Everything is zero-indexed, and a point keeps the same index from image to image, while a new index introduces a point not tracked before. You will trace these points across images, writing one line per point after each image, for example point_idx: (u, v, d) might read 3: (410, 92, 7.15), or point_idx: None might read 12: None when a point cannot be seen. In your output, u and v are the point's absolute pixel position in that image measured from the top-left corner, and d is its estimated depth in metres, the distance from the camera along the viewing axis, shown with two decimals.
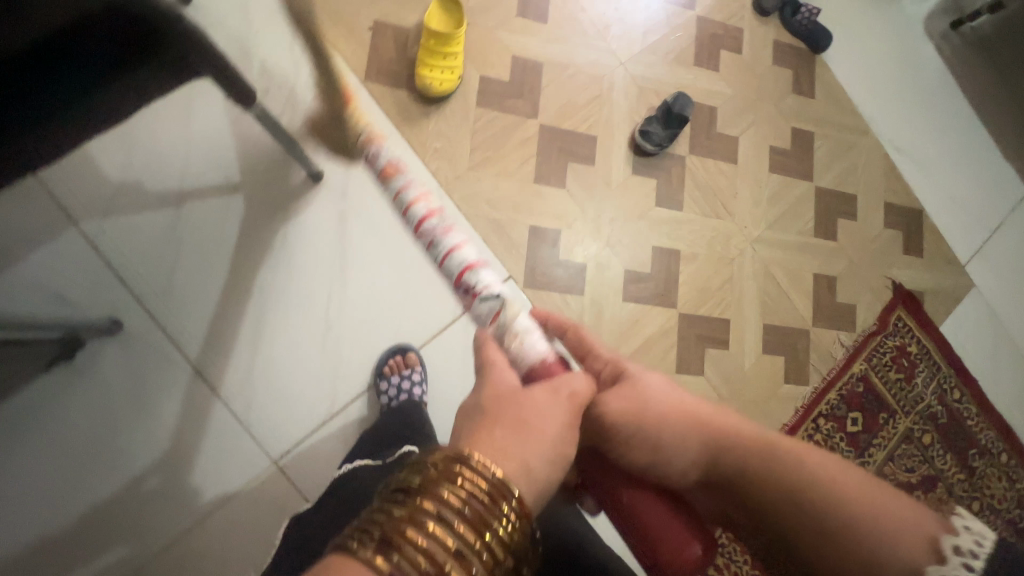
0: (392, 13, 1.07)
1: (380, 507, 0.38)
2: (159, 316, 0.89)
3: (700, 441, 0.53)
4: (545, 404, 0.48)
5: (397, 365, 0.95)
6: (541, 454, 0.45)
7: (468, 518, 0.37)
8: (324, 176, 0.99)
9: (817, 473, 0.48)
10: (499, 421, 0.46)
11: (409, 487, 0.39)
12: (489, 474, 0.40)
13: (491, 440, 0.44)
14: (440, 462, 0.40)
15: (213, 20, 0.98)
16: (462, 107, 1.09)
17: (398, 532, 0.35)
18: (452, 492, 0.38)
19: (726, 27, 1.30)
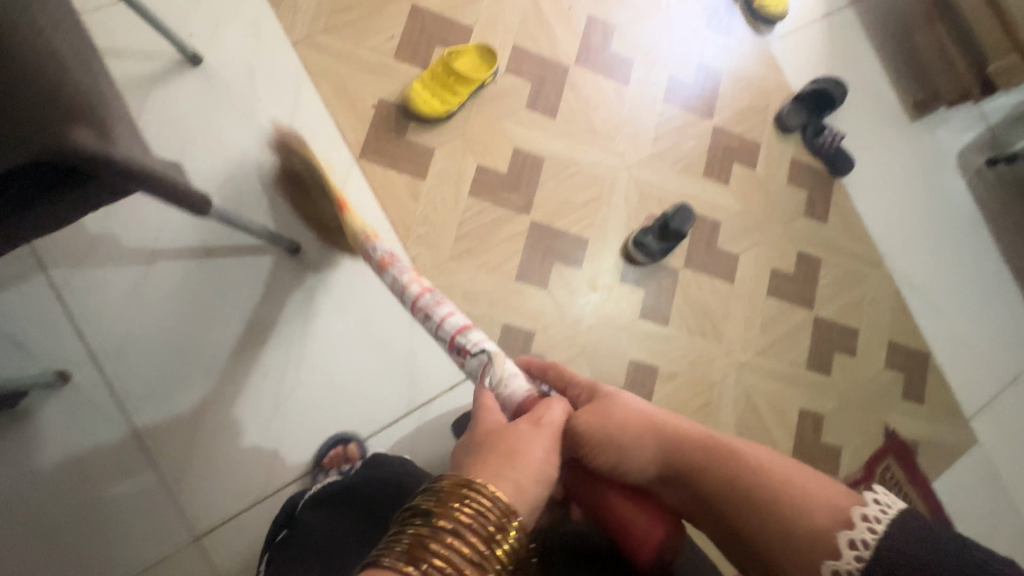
0: (398, 92, 1.07)
1: (400, 527, 0.42)
2: (108, 372, 0.89)
3: (655, 442, 0.56)
4: (524, 433, 0.52)
5: (336, 457, 0.93)
6: (534, 476, 0.49)
7: (482, 532, 0.42)
8: (300, 250, 0.99)
9: (757, 466, 0.51)
10: (492, 451, 0.50)
11: (425, 508, 0.43)
12: (494, 495, 0.45)
13: (484, 466, 0.48)
14: (450, 482, 0.45)
15: (218, 82, 0.98)
16: (453, 194, 1.07)
17: (424, 548, 0.39)
18: (463, 510, 0.43)
19: (742, 141, 1.26)
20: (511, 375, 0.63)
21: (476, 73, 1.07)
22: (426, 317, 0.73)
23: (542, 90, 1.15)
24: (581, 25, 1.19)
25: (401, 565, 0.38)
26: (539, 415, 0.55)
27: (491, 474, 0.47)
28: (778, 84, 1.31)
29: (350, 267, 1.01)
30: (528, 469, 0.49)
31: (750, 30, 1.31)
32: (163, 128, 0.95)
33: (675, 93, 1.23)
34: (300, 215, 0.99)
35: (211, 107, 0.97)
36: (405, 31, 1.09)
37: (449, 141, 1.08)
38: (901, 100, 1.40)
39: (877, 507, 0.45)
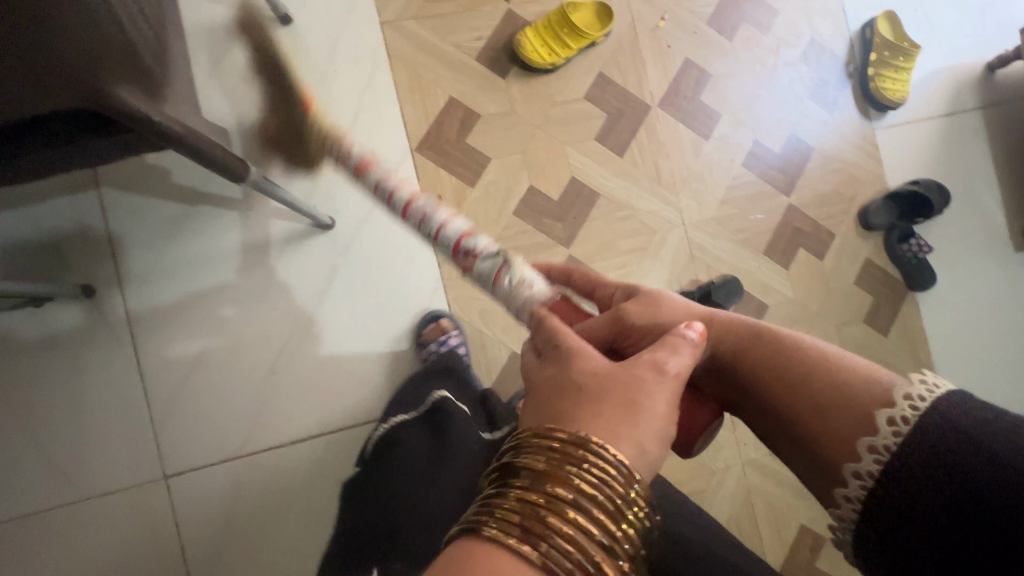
0: (470, 94, 1.04)
1: (503, 492, 0.39)
2: (128, 298, 0.92)
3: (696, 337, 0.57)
4: (651, 381, 0.45)
5: (435, 330, 0.97)
6: (654, 434, 0.43)
7: (603, 503, 0.39)
8: (335, 227, 0.99)
9: (806, 358, 0.51)
10: (607, 399, 0.44)
11: (532, 471, 0.40)
12: (616, 462, 0.40)
13: (599, 417, 0.42)
14: (564, 437, 0.41)
15: (301, 46, 0.99)
16: (498, 208, 1.04)
17: (534, 518, 0.37)
18: (580, 477, 0.39)
19: (816, 227, 1.17)
20: (532, 280, 0.64)
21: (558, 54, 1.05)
22: (425, 220, 0.72)
23: (617, 124, 1.10)
24: (676, 67, 1.13)
25: (514, 540, 0.35)
26: (664, 360, 0.46)
27: (606, 430, 0.42)
28: (873, 176, 1.20)
29: (377, 256, 1.00)
30: (654, 422, 0.43)
31: (857, 111, 1.20)
32: (239, 79, 0.97)
33: (757, 159, 1.15)
34: (343, 192, 0.99)
35: (289, 68, 0.99)
36: (494, 34, 1.06)
37: (508, 155, 1.05)
38: (1010, 225, 1.25)
39: (922, 385, 0.44)
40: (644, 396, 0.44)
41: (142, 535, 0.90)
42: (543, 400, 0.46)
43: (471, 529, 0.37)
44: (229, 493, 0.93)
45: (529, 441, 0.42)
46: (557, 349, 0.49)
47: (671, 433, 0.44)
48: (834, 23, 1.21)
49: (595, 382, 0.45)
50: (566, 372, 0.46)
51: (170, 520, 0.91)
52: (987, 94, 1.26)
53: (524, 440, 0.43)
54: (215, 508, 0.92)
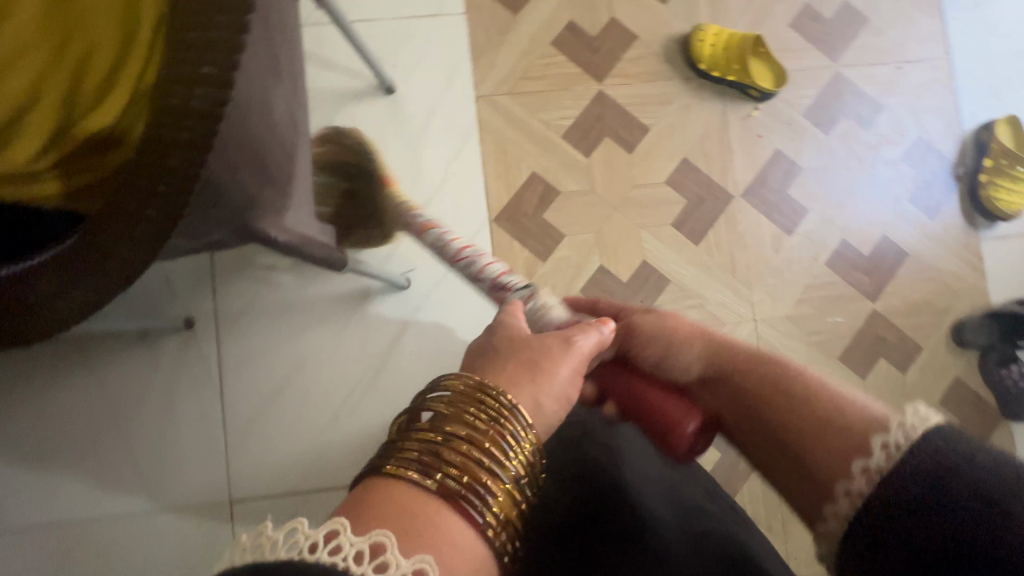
0: (552, 171, 1.07)
1: (407, 435, 0.42)
2: (221, 334, 1.02)
3: (703, 345, 0.59)
4: (555, 347, 0.51)
5: None
6: (554, 397, 0.48)
7: (495, 437, 0.42)
8: (409, 286, 1.04)
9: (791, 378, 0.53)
10: (513, 359, 0.49)
11: (438, 414, 0.43)
12: (503, 401, 0.44)
13: (499, 371, 0.48)
14: (470, 385, 0.45)
15: (400, 114, 1.06)
16: (566, 284, 1.05)
17: (440, 456, 0.40)
18: (474, 415, 0.43)
19: (901, 337, 1.10)
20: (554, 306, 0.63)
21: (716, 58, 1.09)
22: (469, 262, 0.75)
23: (696, 212, 1.09)
24: (764, 158, 1.10)
25: (412, 472, 0.39)
26: (571, 336, 0.52)
27: (506, 381, 0.47)
28: (972, 289, 1.11)
29: (444, 320, 1.04)
30: (553, 387, 0.49)
31: (962, 218, 1.12)
32: None
33: (842, 259, 1.10)
34: (421, 255, 1.04)
35: (387, 134, 1.06)
36: (583, 113, 1.08)
37: (583, 233, 1.07)
38: None
39: (914, 417, 0.42)
40: (554, 369, 0.49)
41: (203, 553, 0.98)
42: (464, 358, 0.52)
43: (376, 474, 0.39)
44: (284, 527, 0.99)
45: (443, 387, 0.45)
46: (494, 325, 0.54)
47: (571, 396, 0.50)
48: (945, 122, 1.14)
49: (514, 344, 0.50)
50: (492, 340, 0.52)
51: (228, 542, 0.98)
52: None
53: (431, 389, 0.46)
54: None
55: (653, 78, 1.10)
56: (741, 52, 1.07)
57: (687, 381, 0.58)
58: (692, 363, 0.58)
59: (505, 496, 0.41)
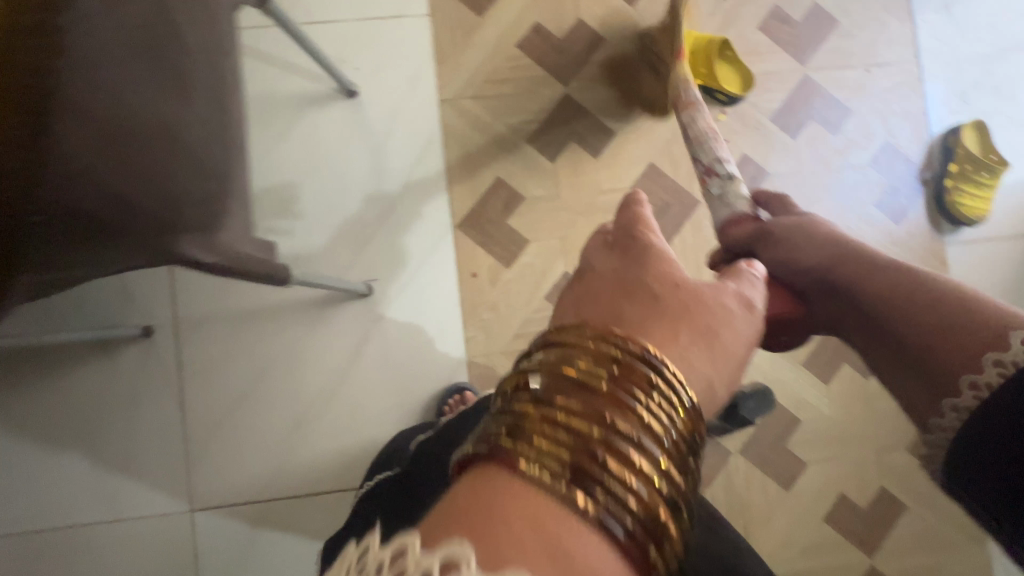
0: (517, 176, 1.06)
1: (530, 414, 0.29)
2: (180, 343, 1.00)
3: (828, 254, 0.65)
4: (738, 320, 0.36)
5: (455, 405, 0.98)
6: (728, 380, 0.35)
7: (660, 435, 0.29)
8: (373, 294, 1.03)
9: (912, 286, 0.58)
10: (684, 321, 0.34)
11: (569, 384, 0.30)
12: (681, 388, 0.31)
13: (663, 336, 0.33)
14: (625, 350, 0.30)
15: (361, 118, 1.04)
16: (531, 290, 1.05)
17: (589, 454, 0.27)
18: (643, 401, 0.29)
19: None
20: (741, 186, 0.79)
21: (685, 56, 1.07)
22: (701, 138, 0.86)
23: (662, 218, 1.08)
24: (731, 163, 1.10)
25: (553, 476, 0.25)
26: (748, 296, 0.38)
27: (678, 355, 0.33)
28: None
29: (407, 328, 1.03)
30: (727, 375, 0.35)
31: (927, 223, 1.13)
32: (302, 147, 1.03)
33: None
34: (384, 263, 1.03)
35: (349, 139, 1.04)
36: (548, 118, 1.07)
37: (548, 239, 1.06)
38: None
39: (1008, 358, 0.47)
40: (730, 344, 0.35)
41: (165, 562, 0.97)
42: (597, 295, 0.36)
43: (490, 464, 0.27)
44: (245, 538, 0.99)
45: (570, 349, 0.31)
46: (627, 249, 0.39)
47: (739, 392, 0.36)
48: (914, 126, 1.14)
49: (677, 295, 0.35)
50: (623, 279, 0.36)
51: (189, 551, 0.98)
52: None
53: (545, 345, 0.32)
54: (229, 547, 0.98)
55: (620, 81, 1.09)
56: (709, 55, 1.07)
57: (804, 286, 0.66)
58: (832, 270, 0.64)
59: (675, 535, 0.28)
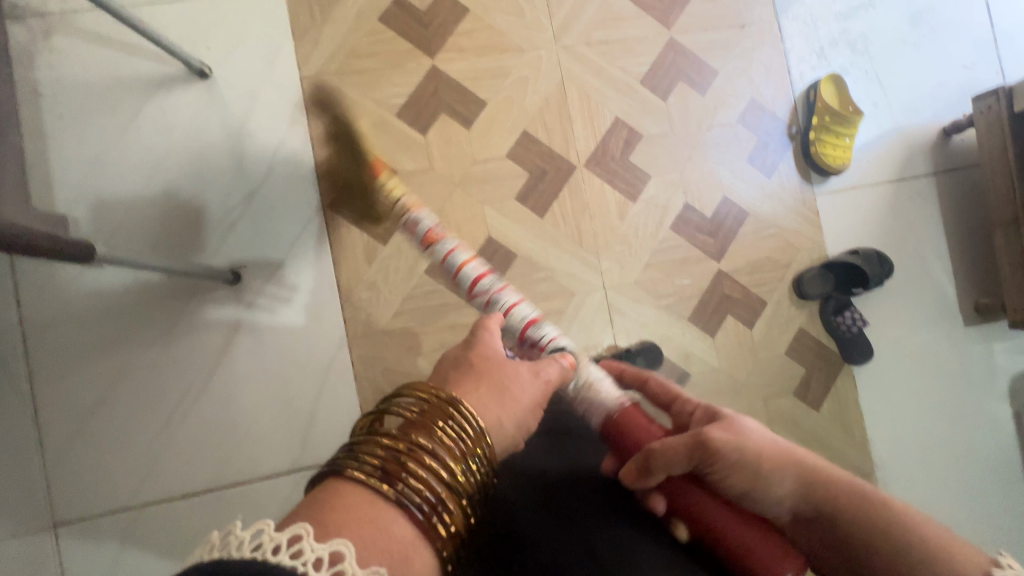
0: (388, 151, 1.04)
1: (372, 440, 0.47)
2: (32, 347, 0.95)
3: (796, 472, 0.58)
4: (524, 376, 0.60)
5: None
6: (513, 416, 0.57)
7: (452, 449, 0.49)
8: (242, 281, 0.99)
9: (759, 446, 0.58)
10: (485, 380, 0.58)
11: (405, 421, 0.50)
12: (472, 422, 0.51)
13: (473, 393, 0.56)
14: (437, 398, 0.52)
15: (216, 98, 1.00)
16: (409, 266, 1.03)
17: (398, 463, 0.46)
18: (440, 431, 0.49)
19: (746, 293, 1.13)
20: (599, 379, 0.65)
21: None
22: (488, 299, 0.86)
23: (538, 184, 1.08)
24: (604, 126, 1.11)
25: (374, 479, 0.44)
26: (539, 367, 0.62)
27: (476, 401, 0.55)
28: (810, 243, 1.16)
29: (281, 312, 0.99)
30: (517, 409, 0.58)
31: (797, 175, 1.17)
32: (154, 133, 0.98)
33: (686, 222, 1.12)
34: (251, 247, 0.99)
35: (205, 120, 0.99)
36: (417, 90, 1.06)
37: (425, 213, 1.04)
38: (960, 299, 1.20)
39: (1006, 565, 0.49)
40: (522, 391, 0.59)
41: None
42: (441, 373, 0.59)
43: (337, 471, 0.45)
44: (116, 546, 0.93)
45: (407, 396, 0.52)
46: (471, 340, 0.62)
47: (527, 421, 0.59)
48: (778, 84, 1.17)
49: (486, 364, 0.59)
50: (466, 353, 0.61)
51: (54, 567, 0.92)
52: (941, 159, 1.22)
53: (400, 393, 0.52)
54: (99, 557, 0.93)
55: (488, 51, 1.08)
56: None
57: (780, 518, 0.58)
58: (785, 475, 0.57)
59: (454, 508, 0.47)
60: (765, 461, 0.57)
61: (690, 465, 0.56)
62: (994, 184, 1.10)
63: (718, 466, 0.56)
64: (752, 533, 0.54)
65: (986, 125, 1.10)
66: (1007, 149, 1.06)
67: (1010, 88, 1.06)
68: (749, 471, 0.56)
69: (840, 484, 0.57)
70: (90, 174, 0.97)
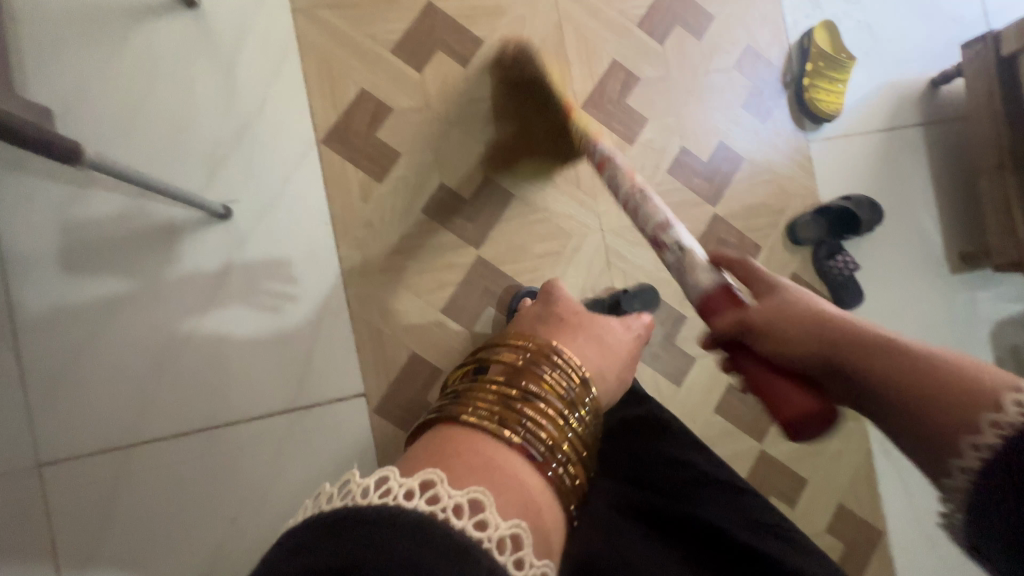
0: (383, 88, 1.02)
1: (484, 389, 0.49)
2: (12, 284, 0.91)
3: (820, 336, 0.57)
4: (610, 329, 0.64)
5: None
6: (609, 368, 0.60)
7: (560, 397, 0.51)
8: (233, 217, 0.96)
9: (793, 306, 0.59)
10: (580, 333, 0.61)
11: (508, 368, 0.52)
12: (577, 371, 0.54)
13: (571, 345, 0.59)
14: (537, 351, 0.53)
15: (203, 28, 0.97)
16: (405, 205, 1.02)
17: (514, 409, 0.47)
18: (548, 379, 0.51)
19: (741, 239, 1.14)
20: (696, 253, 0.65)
21: None
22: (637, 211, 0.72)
23: (536, 126, 1.07)
24: (601, 69, 1.10)
25: (493, 425, 0.46)
26: (626, 320, 0.67)
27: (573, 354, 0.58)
28: (803, 190, 1.17)
29: (274, 250, 0.97)
30: (612, 363, 0.62)
31: (791, 123, 1.18)
32: (138, 63, 0.95)
33: (682, 166, 1.12)
34: (242, 183, 0.97)
35: (192, 51, 0.96)
36: (412, 27, 1.03)
37: (421, 151, 1.03)
38: (947, 248, 1.23)
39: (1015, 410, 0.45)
40: (610, 342, 0.62)
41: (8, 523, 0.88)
42: (532, 331, 0.62)
43: (451, 418, 0.47)
44: (105, 486, 0.91)
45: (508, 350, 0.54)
46: (550, 298, 0.66)
47: (622, 372, 0.62)
48: (773, 31, 1.18)
49: (575, 319, 0.63)
50: (549, 310, 0.64)
51: (40, 508, 0.89)
52: (929, 110, 1.24)
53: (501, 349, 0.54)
54: (89, 497, 0.91)
55: None
56: None
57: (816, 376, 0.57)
58: (818, 335, 0.57)
59: (572, 452, 0.49)
60: (808, 327, 0.58)
61: (735, 329, 0.59)
62: (980, 130, 1.12)
63: (754, 327, 0.58)
64: (785, 385, 0.54)
65: (973, 72, 1.12)
66: (993, 94, 1.09)
67: (997, 33, 1.08)
68: (782, 333, 0.57)
69: (866, 335, 0.56)
70: (72, 104, 0.93)
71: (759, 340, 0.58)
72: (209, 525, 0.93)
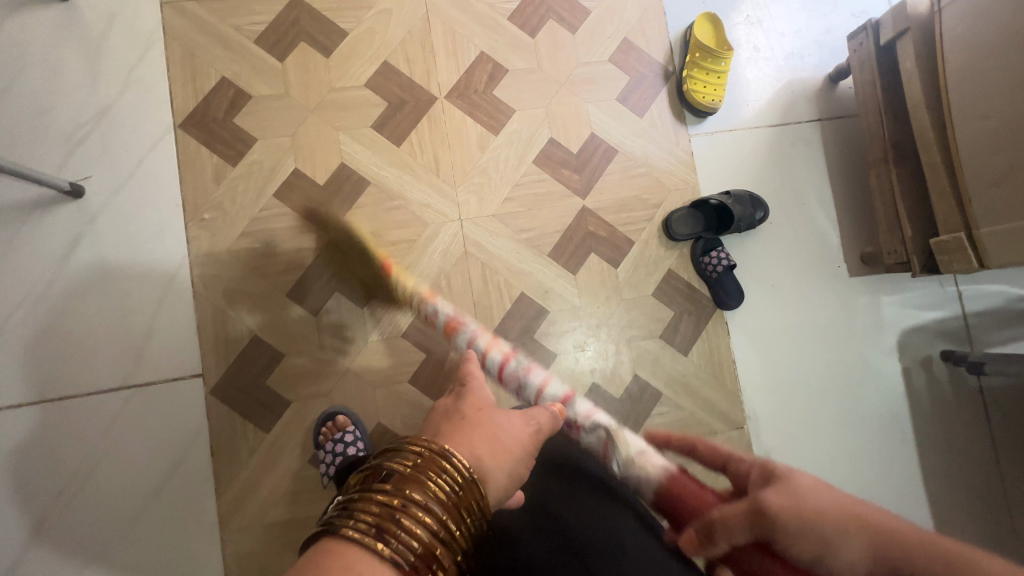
0: (243, 75, 1.05)
1: (365, 496, 0.41)
2: None
3: (862, 535, 0.42)
4: (515, 423, 0.54)
5: (330, 430, 0.96)
6: (509, 466, 0.50)
7: (450, 503, 0.43)
8: (87, 195, 0.99)
9: (825, 506, 0.44)
10: (475, 431, 0.51)
11: (398, 474, 0.43)
12: (466, 471, 0.45)
13: (468, 444, 0.49)
14: (429, 449, 0.45)
15: (75, 20, 1.02)
16: (257, 189, 1.03)
17: (394, 520, 0.39)
18: (432, 482, 0.43)
19: (611, 232, 1.10)
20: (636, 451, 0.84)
21: None
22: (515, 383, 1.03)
23: (397, 114, 1.07)
24: (469, 60, 1.10)
25: (368, 538, 0.38)
26: (530, 414, 0.56)
27: (472, 456, 0.48)
28: (682, 184, 1.13)
29: (123, 227, 1.00)
30: (509, 459, 0.50)
31: (670, 115, 1.15)
32: (9, 49, 1.01)
33: (549, 157, 1.10)
34: (99, 163, 1.00)
35: (63, 40, 1.02)
36: (277, 19, 1.07)
37: (277, 137, 1.04)
38: (845, 249, 1.15)
39: None
40: (515, 439, 0.52)
41: None
42: (434, 424, 0.53)
43: (332, 531, 0.39)
44: None
45: (400, 448, 0.45)
46: (461, 391, 0.57)
47: (523, 472, 0.52)
48: (654, 25, 1.16)
49: (478, 415, 0.53)
50: (458, 404, 0.56)
51: None
52: (825, 107, 1.18)
53: (392, 445, 0.46)
54: None
55: None
56: None
57: None
58: (854, 541, 0.42)
59: (451, 566, 0.41)
60: None
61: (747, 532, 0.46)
62: (867, 123, 1.06)
63: (778, 537, 0.44)
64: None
65: (858, 64, 1.07)
66: (876, 84, 1.03)
67: (878, 22, 1.03)
68: (814, 539, 0.43)
69: (916, 547, 0.41)
70: None
71: (783, 542, 0.44)
72: (31, 499, 0.93)
